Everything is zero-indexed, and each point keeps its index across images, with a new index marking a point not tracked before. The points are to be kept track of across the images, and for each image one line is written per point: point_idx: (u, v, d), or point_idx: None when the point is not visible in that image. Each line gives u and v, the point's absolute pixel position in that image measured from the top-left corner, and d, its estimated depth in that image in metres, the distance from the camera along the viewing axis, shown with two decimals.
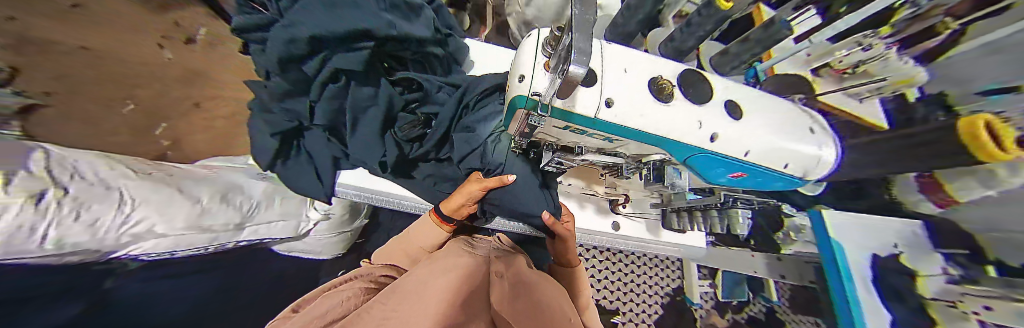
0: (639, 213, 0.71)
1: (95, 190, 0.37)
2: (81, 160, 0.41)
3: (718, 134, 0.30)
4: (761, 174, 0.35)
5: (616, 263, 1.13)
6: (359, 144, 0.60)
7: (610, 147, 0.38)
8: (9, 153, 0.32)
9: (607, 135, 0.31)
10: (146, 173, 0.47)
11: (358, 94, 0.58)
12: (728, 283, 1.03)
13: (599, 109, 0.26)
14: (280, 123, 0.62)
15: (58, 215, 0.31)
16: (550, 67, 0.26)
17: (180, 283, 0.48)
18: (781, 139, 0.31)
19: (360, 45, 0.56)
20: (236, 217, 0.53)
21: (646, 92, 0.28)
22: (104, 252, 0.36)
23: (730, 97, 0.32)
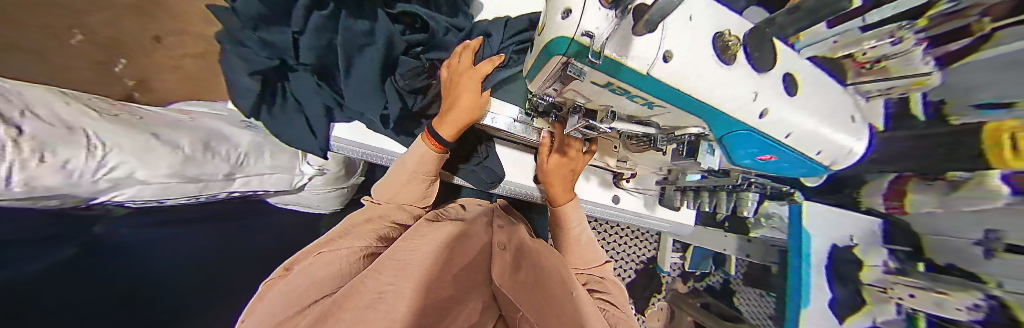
0: (640, 189, 0.74)
1: (56, 129, 0.31)
2: (19, 91, 0.35)
3: (768, 110, 0.28)
4: (788, 159, 0.35)
5: (602, 233, 1.19)
6: (352, 91, 0.54)
7: (644, 113, 0.35)
8: None
9: (649, 99, 0.28)
10: (110, 113, 0.41)
11: (352, 26, 0.51)
12: (696, 257, 1.10)
13: (655, 64, 0.23)
14: (258, 60, 0.56)
15: (21, 156, 0.26)
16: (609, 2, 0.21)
17: (172, 231, 0.48)
18: (822, 125, 0.31)
19: None
20: (225, 167, 0.50)
21: (709, 47, 0.24)
22: (83, 196, 0.34)
23: (790, 68, 0.29)
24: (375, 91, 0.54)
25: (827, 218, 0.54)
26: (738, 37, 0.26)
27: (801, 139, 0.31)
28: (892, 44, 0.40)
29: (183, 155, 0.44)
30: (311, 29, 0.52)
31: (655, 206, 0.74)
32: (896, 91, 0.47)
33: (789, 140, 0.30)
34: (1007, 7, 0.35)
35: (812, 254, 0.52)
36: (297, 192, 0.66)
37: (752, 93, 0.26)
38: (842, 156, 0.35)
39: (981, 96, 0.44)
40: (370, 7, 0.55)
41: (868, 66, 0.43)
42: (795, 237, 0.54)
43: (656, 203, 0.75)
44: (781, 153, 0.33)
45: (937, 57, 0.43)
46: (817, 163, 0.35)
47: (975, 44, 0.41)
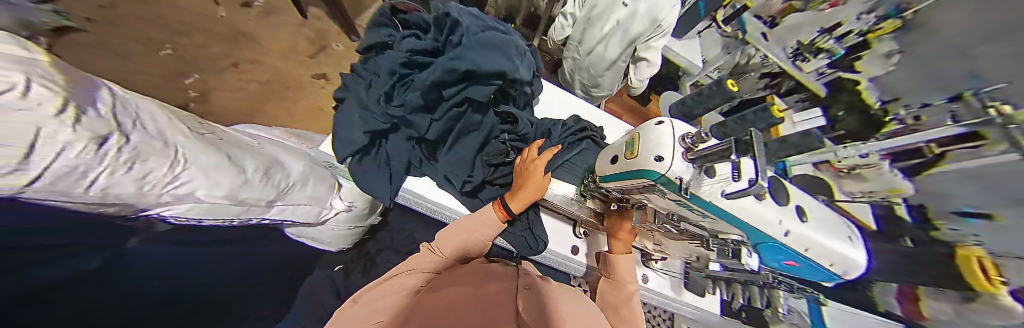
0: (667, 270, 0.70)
1: (155, 142, 0.36)
2: (143, 108, 0.42)
3: (791, 231, 0.33)
4: (808, 267, 0.38)
5: None
6: (449, 159, 0.58)
7: (696, 219, 0.39)
8: (82, 90, 0.33)
9: (706, 213, 0.34)
10: (200, 133, 0.46)
11: (468, 119, 0.55)
12: None
13: (718, 197, 0.31)
14: (376, 123, 0.56)
15: (114, 162, 0.30)
16: (692, 157, 0.29)
17: (185, 253, 0.45)
18: (838, 245, 0.34)
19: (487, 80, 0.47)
20: (271, 194, 0.51)
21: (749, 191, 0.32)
22: (139, 207, 0.36)
23: (802, 200, 0.35)
24: (467, 164, 0.57)
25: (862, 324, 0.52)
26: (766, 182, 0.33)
27: (821, 255, 0.34)
28: (861, 157, 0.54)
29: (244, 179, 0.46)
30: (442, 117, 0.53)
31: (682, 290, 0.68)
32: (875, 195, 0.55)
33: (809, 253, 0.34)
34: (956, 138, 0.43)
35: None
36: (316, 226, 0.66)
37: (781, 219, 0.32)
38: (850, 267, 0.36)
39: (958, 202, 0.45)
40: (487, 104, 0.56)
41: (845, 170, 0.57)
42: None
43: (679, 287, 0.67)
44: (805, 262, 0.36)
45: (903, 169, 0.51)
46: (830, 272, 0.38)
47: (927, 164, 0.48)
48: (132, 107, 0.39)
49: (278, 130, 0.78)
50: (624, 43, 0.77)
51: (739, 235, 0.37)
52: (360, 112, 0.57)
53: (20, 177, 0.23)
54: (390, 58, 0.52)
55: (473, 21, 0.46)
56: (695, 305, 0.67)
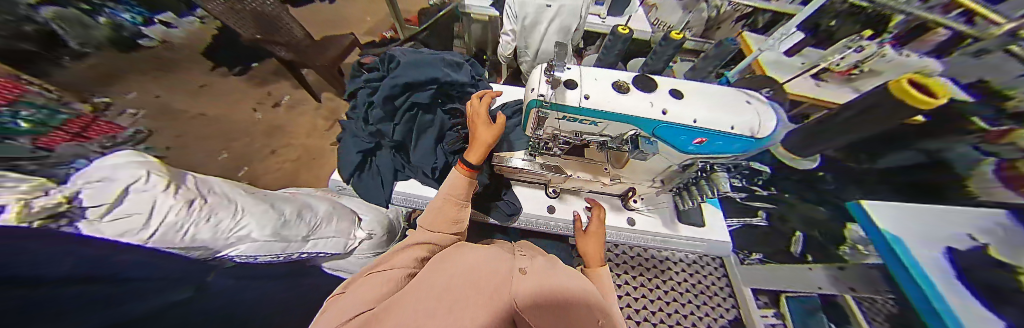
0: (652, 208, 0.62)
1: (224, 201, 0.51)
2: (217, 181, 0.58)
3: (667, 110, 0.37)
4: (723, 143, 0.38)
5: (653, 290, 1.06)
6: (417, 154, 0.68)
7: (596, 132, 0.45)
8: (183, 175, 0.49)
9: (593, 120, 0.41)
10: (253, 192, 0.62)
11: (421, 120, 0.69)
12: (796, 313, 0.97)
13: (580, 101, 0.39)
14: (363, 143, 0.73)
15: (194, 217, 0.43)
16: (550, 80, 0.39)
17: (251, 286, 0.57)
18: (725, 110, 0.36)
19: (426, 88, 0.68)
20: (305, 230, 0.62)
21: (606, 90, 0.39)
22: (215, 250, 0.48)
23: (675, 86, 0.40)
24: (429, 153, 0.67)
25: (931, 217, 0.67)
26: (628, 81, 0.40)
27: (713, 122, 0.36)
28: (857, 55, 1.05)
29: (283, 219, 0.58)
30: (401, 121, 0.68)
31: (677, 225, 0.59)
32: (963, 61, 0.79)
33: (698, 123, 0.36)
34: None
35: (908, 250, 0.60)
36: (345, 256, 0.76)
37: (649, 102, 0.38)
38: (759, 123, 0.36)
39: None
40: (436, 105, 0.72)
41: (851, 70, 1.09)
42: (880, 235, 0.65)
43: (676, 222, 0.60)
44: (713, 134, 0.37)
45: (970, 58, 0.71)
46: (745, 138, 0.36)
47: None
48: (212, 181, 0.56)
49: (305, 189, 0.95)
50: (562, 32, 0.99)
51: (633, 129, 0.41)
52: (352, 139, 0.75)
53: (146, 232, 0.37)
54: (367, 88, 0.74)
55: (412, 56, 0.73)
56: (702, 238, 0.59)
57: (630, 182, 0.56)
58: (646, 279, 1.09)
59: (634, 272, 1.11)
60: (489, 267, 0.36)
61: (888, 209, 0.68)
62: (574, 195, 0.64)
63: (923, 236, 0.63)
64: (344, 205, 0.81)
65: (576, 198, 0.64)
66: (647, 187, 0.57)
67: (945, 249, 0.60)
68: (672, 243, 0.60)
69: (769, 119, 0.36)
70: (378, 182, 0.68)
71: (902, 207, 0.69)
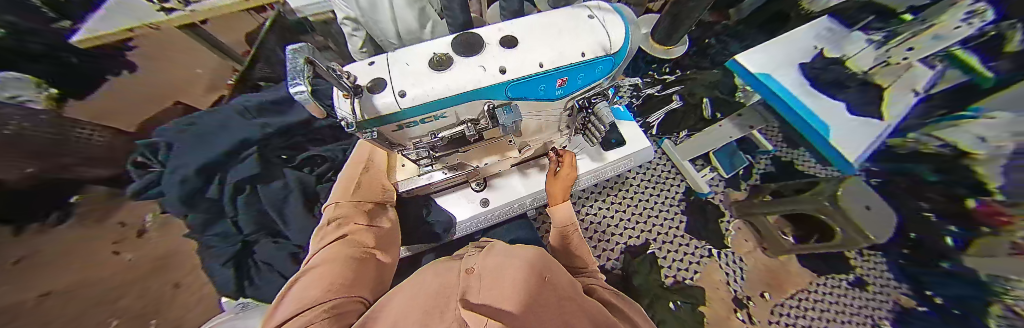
0: (576, 152, 0.70)
1: None
2: None
3: (505, 67, 0.33)
4: (578, 74, 0.36)
5: (622, 202, 1.28)
6: (296, 233, 0.75)
7: (455, 121, 0.41)
8: None
9: (431, 114, 0.36)
10: None
11: (269, 191, 0.75)
12: (724, 161, 1.32)
13: (398, 101, 0.31)
14: (224, 251, 0.78)
15: None
16: (343, 93, 0.28)
17: None
18: (560, 41, 0.33)
19: (247, 153, 0.79)
20: None
21: (425, 73, 0.32)
22: None
23: (503, 34, 0.35)
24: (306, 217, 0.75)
25: (785, 47, 0.95)
26: (447, 51, 0.34)
27: (558, 56, 0.33)
28: None
29: None
30: (240, 200, 0.75)
31: (602, 154, 0.68)
32: None
33: (544, 67, 0.32)
34: None
35: (765, 75, 0.89)
36: None
37: (480, 67, 0.33)
38: (603, 40, 0.34)
39: None
40: (277, 165, 0.82)
41: None
42: (748, 76, 0.92)
43: (602, 152, 0.69)
44: (566, 72, 0.35)
45: None
46: (597, 60, 0.35)
47: None
48: None
49: (229, 311, 0.84)
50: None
51: (486, 102, 0.37)
52: (210, 252, 0.77)
53: None
54: (182, 183, 0.71)
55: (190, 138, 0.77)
56: (626, 155, 0.69)
57: (535, 143, 0.62)
58: (614, 197, 1.29)
59: (606, 197, 1.28)
60: (426, 299, 0.31)
61: (749, 57, 0.93)
62: (498, 179, 0.69)
63: (779, 64, 0.92)
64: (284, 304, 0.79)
65: (507, 176, 0.69)
66: (556, 137, 0.63)
67: (799, 67, 0.91)
68: (603, 170, 0.70)
69: (616, 26, 0.35)
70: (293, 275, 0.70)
71: (759, 52, 0.94)
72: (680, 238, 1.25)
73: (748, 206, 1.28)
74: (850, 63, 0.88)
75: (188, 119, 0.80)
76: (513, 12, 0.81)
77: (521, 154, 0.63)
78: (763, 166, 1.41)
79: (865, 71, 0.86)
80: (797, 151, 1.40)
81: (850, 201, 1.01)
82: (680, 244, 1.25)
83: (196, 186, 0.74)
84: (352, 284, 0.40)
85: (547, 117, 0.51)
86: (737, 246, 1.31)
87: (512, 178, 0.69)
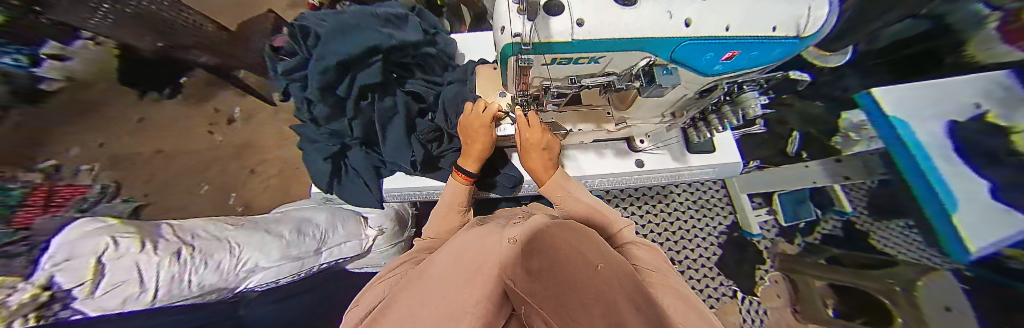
0: (661, 144, 0.65)
1: (213, 241, 0.52)
2: (193, 222, 0.58)
3: (690, 19, 0.30)
4: (754, 47, 0.32)
5: (658, 215, 1.21)
6: (389, 149, 0.68)
7: (599, 70, 0.39)
8: (154, 229, 0.48)
9: (590, 55, 0.34)
10: (239, 223, 0.63)
11: (383, 105, 0.67)
12: (787, 203, 1.11)
13: (573, 31, 0.30)
14: (327, 148, 0.75)
15: (191, 265, 0.45)
16: (521, 9, 0.30)
17: (292, 301, 0.64)
18: (757, 1, 0.30)
19: (373, 59, 0.67)
20: (315, 244, 0.65)
21: (608, 4, 0.30)
22: (232, 286, 0.51)
23: None
24: (405, 145, 0.67)
25: (923, 88, 0.81)
26: None
27: (748, 22, 0.30)
28: None
29: (287, 241, 0.61)
30: (354, 114, 0.67)
31: (686, 156, 0.63)
32: None
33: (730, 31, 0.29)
34: None
35: (909, 119, 0.79)
36: (366, 254, 0.80)
37: (666, 13, 0.30)
38: (801, 16, 0.30)
39: None
40: (392, 86, 0.70)
41: None
42: (876, 114, 0.83)
43: (686, 153, 0.64)
44: (744, 44, 0.32)
45: None
46: (780, 38, 0.31)
47: None
48: (187, 224, 0.55)
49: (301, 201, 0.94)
50: None
51: (648, 57, 0.35)
52: (314, 147, 0.77)
53: (149, 293, 0.39)
54: (318, 74, 0.63)
55: (330, 17, 0.68)
56: (709, 163, 0.64)
57: (637, 123, 0.56)
58: (651, 207, 1.22)
59: (645, 203, 1.23)
60: (470, 251, 0.29)
61: (891, 91, 0.82)
62: (574, 150, 0.65)
63: (923, 111, 0.79)
64: (336, 207, 0.81)
65: (584, 151, 0.65)
66: (654, 123, 0.56)
67: (946, 123, 0.76)
68: (682, 173, 0.66)
69: (818, 2, 0.31)
70: (364, 186, 0.75)
71: (913, 89, 0.82)
72: (707, 270, 1.17)
73: (794, 261, 1.10)
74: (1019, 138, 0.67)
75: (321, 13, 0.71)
76: None
77: (614, 132, 0.57)
78: (829, 226, 1.10)
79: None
80: (889, 225, 0.94)
81: (933, 302, 0.83)
82: (703, 277, 1.17)
83: (331, 80, 0.65)
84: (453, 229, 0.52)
85: (681, 95, 0.45)
86: (765, 298, 1.12)
87: (588, 154, 0.65)
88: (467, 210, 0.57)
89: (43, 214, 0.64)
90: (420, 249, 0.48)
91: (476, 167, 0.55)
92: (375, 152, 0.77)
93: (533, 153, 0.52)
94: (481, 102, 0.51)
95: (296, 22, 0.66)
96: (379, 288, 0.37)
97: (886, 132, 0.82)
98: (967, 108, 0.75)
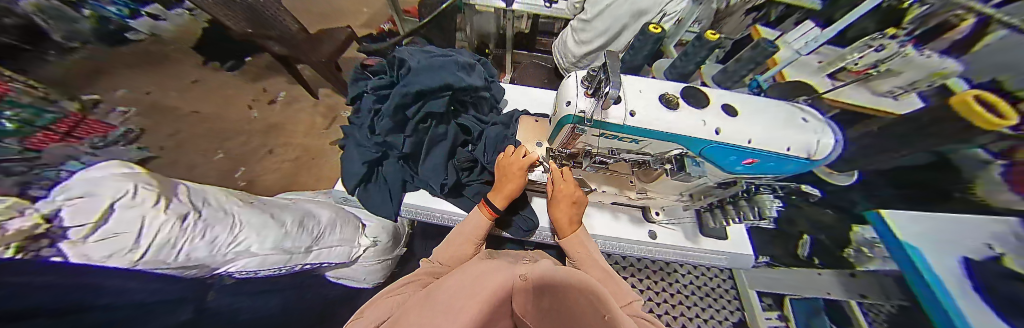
0: (673, 221, 0.66)
1: (219, 213, 0.52)
2: (211, 190, 0.59)
3: (721, 129, 0.36)
4: (773, 160, 0.37)
5: (660, 294, 1.12)
6: (427, 168, 0.73)
7: (635, 149, 0.44)
8: (171, 189, 0.48)
9: (632, 137, 0.40)
10: (252, 203, 0.63)
11: (435, 131, 0.75)
12: (800, 314, 0.98)
13: (625, 118, 0.37)
14: (367, 154, 0.78)
15: (191, 233, 0.44)
16: (591, 94, 0.38)
17: (255, 302, 0.59)
18: (779, 127, 0.35)
19: (441, 95, 0.74)
20: (308, 241, 0.63)
21: (655, 104, 0.37)
22: (213, 266, 0.48)
23: (726, 101, 0.39)
24: (440, 169, 0.72)
25: (940, 224, 0.65)
26: (675, 94, 0.39)
27: (770, 142, 0.35)
28: None
29: (284, 232, 0.59)
30: (412, 133, 0.73)
31: (698, 237, 0.63)
32: (919, 84, 0.73)
33: (753, 145, 0.35)
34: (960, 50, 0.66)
35: (927, 251, 0.61)
36: (351, 265, 0.76)
37: (700, 121, 0.36)
38: (816, 146, 0.35)
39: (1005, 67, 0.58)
40: (449, 117, 0.79)
41: None
42: (888, 236, 0.68)
43: (699, 235, 0.64)
44: (765, 157, 0.36)
45: (944, 50, 0.69)
46: (796, 159, 0.36)
47: (975, 33, 0.63)
48: (200, 191, 0.56)
49: (310, 192, 0.95)
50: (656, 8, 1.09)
51: (679, 148, 0.40)
52: (356, 149, 0.80)
53: (137, 252, 0.37)
54: (397, 96, 0.71)
55: (423, 56, 0.80)
56: (722, 251, 0.63)
57: (659, 198, 0.58)
58: (652, 282, 1.15)
59: (647, 276, 1.17)
60: (485, 290, 0.32)
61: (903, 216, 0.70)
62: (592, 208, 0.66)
63: (943, 244, 0.61)
64: (336, 206, 0.81)
65: (600, 210, 0.67)
66: (671, 200, 0.58)
67: (959, 259, 0.57)
68: (693, 256, 0.64)
69: (833, 139, 0.36)
70: (388, 196, 0.75)
71: (929, 221, 0.67)
72: None
73: None
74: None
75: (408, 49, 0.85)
76: (679, 74, 0.91)
77: (633, 200, 0.59)
78: None
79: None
80: None
81: None
82: None
83: (405, 103, 0.72)
84: (458, 262, 0.51)
85: (702, 183, 0.50)
86: None
87: (603, 215, 0.66)
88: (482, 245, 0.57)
89: (53, 143, 0.63)
90: (427, 273, 0.49)
91: (505, 203, 0.56)
92: (410, 164, 0.78)
93: (559, 203, 0.54)
94: (523, 150, 0.55)
95: (395, 54, 0.76)
96: (384, 304, 0.37)
97: (905, 262, 0.62)
98: (981, 248, 0.57)
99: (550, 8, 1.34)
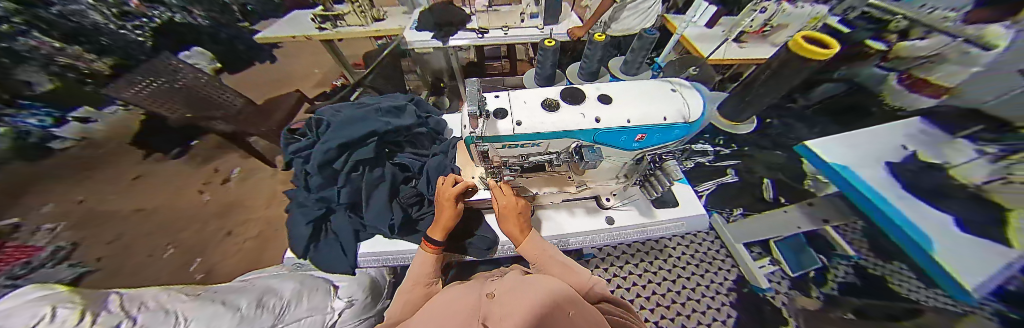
0: (626, 202, 0.70)
1: (157, 314, 0.47)
2: (146, 293, 0.53)
3: (600, 117, 0.41)
4: (655, 131, 0.43)
5: (657, 274, 1.12)
6: (371, 215, 0.68)
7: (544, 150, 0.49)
8: (97, 303, 0.44)
9: (531, 141, 0.44)
10: (196, 295, 0.58)
11: (371, 176, 0.72)
12: (789, 256, 1.06)
13: (513, 128, 0.41)
14: (312, 212, 0.76)
15: None
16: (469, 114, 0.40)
17: None
18: (645, 103, 0.42)
19: (368, 141, 0.77)
20: (272, 319, 0.57)
21: (536, 111, 0.42)
22: None
23: (601, 92, 0.45)
24: (384, 211, 0.68)
25: (846, 143, 0.76)
26: (556, 98, 0.44)
27: (643, 117, 0.41)
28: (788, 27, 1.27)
29: (240, 316, 0.53)
30: (345, 183, 0.70)
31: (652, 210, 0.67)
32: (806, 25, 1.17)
33: (631, 123, 0.40)
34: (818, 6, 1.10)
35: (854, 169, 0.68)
36: None
37: (581, 115, 0.41)
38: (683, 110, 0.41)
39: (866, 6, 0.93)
40: (384, 159, 0.79)
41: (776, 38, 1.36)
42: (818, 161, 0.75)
43: (652, 208, 0.69)
44: (646, 130, 0.42)
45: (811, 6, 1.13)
46: (674, 125, 0.42)
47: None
48: (133, 297, 0.51)
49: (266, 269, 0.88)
50: None
51: (575, 141, 0.45)
52: (300, 211, 0.77)
53: None
54: (322, 152, 0.72)
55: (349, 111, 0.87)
56: (677, 219, 0.68)
57: (596, 185, 0.62)
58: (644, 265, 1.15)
59: (638, 261, 1.16)
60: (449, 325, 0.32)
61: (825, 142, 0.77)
62: (545, 209, 0.69)
63: (866, 158, 0.71)
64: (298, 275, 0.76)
65: (556, 211, 0.69)
66: (614, 184, 0.63)
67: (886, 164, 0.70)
68: (652, 230, 0.68)
69: (694, 100, 0.43)
70: (340, 250, 0.72)
71: (838, 141, 0.76)
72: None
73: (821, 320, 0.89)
74: (953, 173, 0.63)
75: (334, 108, 0.91)
76: (590, 73, 1.04)
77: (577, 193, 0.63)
78: (839, 273, 1.00)
79: (978, 184, 0.60)
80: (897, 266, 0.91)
81: None
82: None
83: (330, 157, 0.73)
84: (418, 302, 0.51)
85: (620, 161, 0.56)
86: None
87: (560, 213, 0.69)
88: (433, 281, 0.56)
89: None
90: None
91: (443, 234, 0.56)
92: (359, 215, 0.75)
93: (505, 215, 0.56)
94: (452, 179, 0.57)
95: (314, 116, 0.82)
96: None
97: (841, 182, 0.69)
98: (900, 151, 0.72)
99: (486, 38, 1.42)
